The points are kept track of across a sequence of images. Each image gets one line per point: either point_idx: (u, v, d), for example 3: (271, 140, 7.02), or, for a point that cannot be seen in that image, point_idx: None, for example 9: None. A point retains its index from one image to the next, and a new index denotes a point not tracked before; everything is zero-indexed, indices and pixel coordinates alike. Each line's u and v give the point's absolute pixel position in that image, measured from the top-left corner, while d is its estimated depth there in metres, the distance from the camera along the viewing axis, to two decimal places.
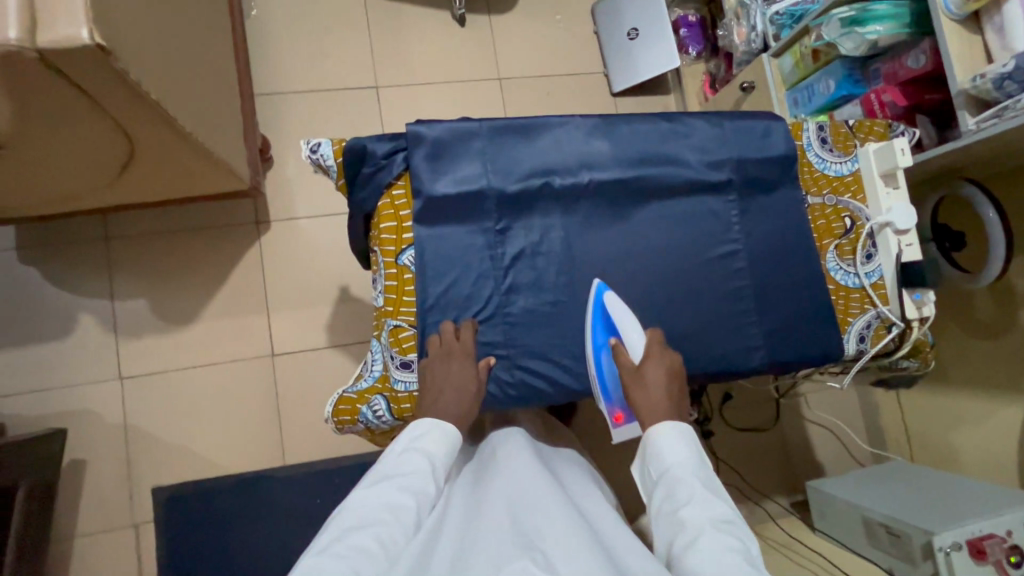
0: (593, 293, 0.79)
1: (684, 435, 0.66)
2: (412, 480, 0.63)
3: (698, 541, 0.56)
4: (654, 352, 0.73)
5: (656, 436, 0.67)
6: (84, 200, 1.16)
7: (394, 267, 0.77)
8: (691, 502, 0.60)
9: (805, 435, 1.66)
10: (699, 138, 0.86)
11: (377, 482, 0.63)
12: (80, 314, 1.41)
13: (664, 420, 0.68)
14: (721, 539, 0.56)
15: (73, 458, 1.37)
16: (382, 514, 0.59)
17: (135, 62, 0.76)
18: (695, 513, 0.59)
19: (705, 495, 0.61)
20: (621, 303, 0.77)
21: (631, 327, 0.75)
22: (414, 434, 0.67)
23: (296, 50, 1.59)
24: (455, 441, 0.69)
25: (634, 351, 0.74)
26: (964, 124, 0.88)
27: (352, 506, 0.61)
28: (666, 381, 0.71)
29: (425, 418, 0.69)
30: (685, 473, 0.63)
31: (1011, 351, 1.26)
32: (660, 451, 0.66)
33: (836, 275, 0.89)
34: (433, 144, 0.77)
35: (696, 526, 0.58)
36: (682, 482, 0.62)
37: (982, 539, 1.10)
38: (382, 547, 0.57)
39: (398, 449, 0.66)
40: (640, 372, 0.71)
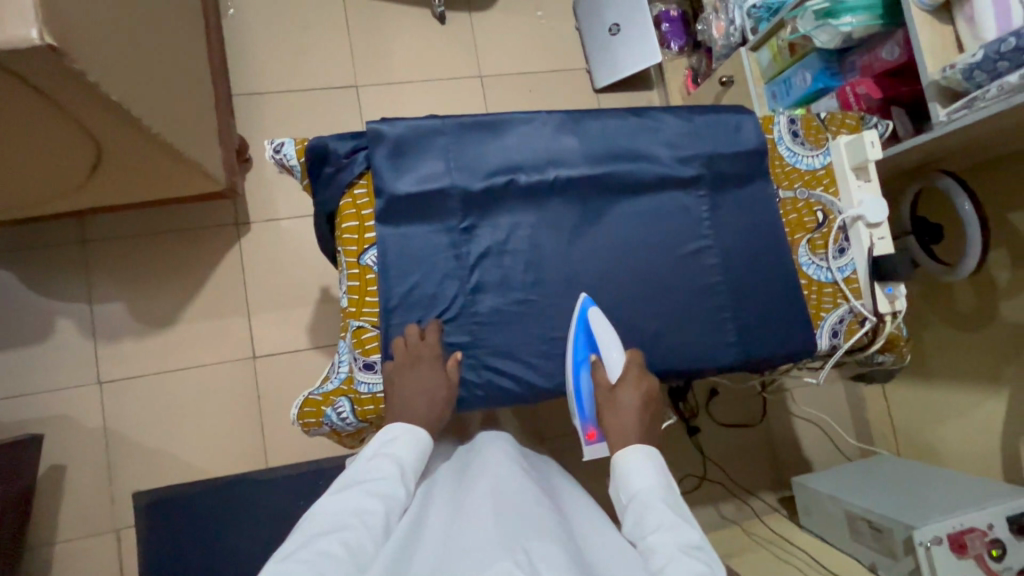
0: (580, 308, 0.78)
1: (652, 462, 0.67)
2: (379, 484, 0.63)
3: (666, 565, 0.55)
4: (631, 375, 0.74)
5: (624, 461, 0.68)
6: (56, 202, 1.14)
7: (356, 267, 0.77)
8: (660, 529, 0.59)
9: (792, 430, 1.66)
10: (669, 133, 0.85)
11: (343, 488, 0.62)
12: (59, 319, 1.40)
13: (632, 445, 0.69)
14: (689, 562, 0.55)
15: (53, 464, 1.36)
16: (348, 518, 0.58)
17: (92, 63, 0.75)
18: (663, 537, 0.58)
19: (673, 520, 0.60)
20: (605, 322, 0.77)
21: (611, 346, 0.75)
22: (384, 439, 0.68)
23: (274, 49, 1.58)
24: (426, 446, 0.70)
25: (613, 372, 0.75)
26: (935, 117, 0.88)
27: (317, 513, 0.59)
28: (641, 406, 0.72)
29: (395, 423, 0.70)
30: (653, 498, 0.63)
31: (994, 343, 1.25)
32: (628, 477, 0.67)
33: (808, 270, 0.88)
34: (395, 142, 0.76)
35: (665, 550, 0.57)
36: (650, 506, 0.62)
37: (964, 533, 1.09)
38: (348, 551, 0.55)
39: (368, 455, 0.66)
40: (616, 396, 0.73)
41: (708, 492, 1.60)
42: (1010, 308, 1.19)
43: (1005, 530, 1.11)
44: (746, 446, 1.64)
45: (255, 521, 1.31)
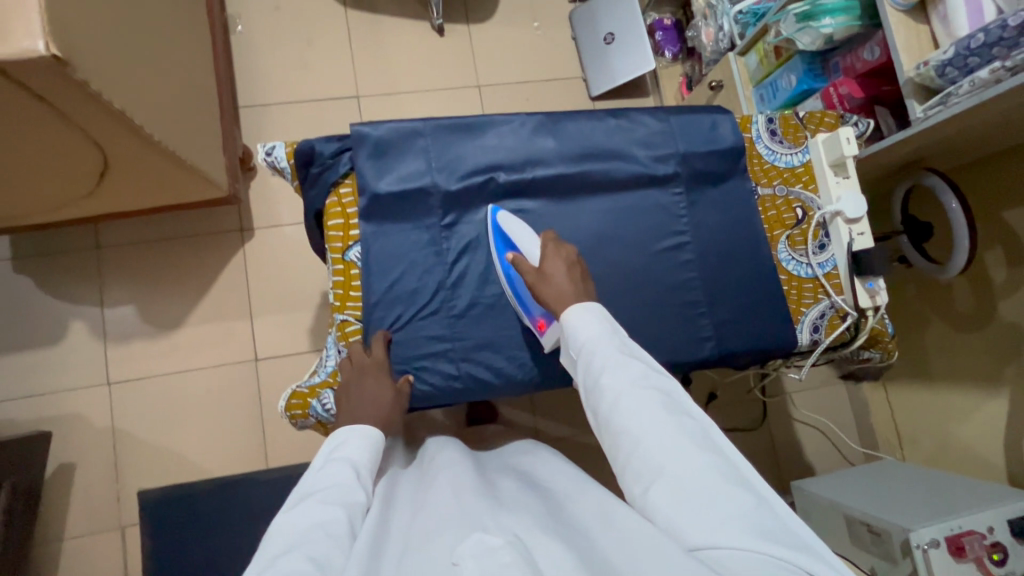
0: (490, 217, 0.80)
1: (594, 312, 0.67)
2: (335, 492, 0.60)
3: (620, 402, 0.58)
4: (550, 251, 0.74)
5: (568, 318, 0.67)
6: (70, 209, 1.20)
7: (341, 262, 0.80)
8: (610, 370, 0.61)
9: (792, 434, 1.64)
10: (645, 133, 0.87)
11: (298, 504, 0.58)
12: (72, 321, 1.46)
13: (571, 305, 0.69)
14: (640, 395, 0.58)
15: (63, 462, 1.40)
16: (311, 532, 0.54)
17: (96, 73, 0.80)
18: (613, 378, 0.60)
19: (621, 358, 0.62)
20: (516, 220, 0.79)
21: (526, 239, 0.77)
22: (332, 445, 0.67)
23: (279, 63, 1.64)
24: (379, 443, 0.70)
25: (533, 256, 0.75)
26: (913, 113, 0.89)
27: (273, 542, 0.54)
28: (568, 271, 0.72)
29: (341, 427, 0.70)
30: (600, 343, 0.64)
31: (992, 343, 1.23)
32: (575, 331, 0.66)
33: (787, 265, 0.89)
34: (377, 143, 0.79)
35: (617, 390, 0.59)
36: (598, 351, 0.63)
37: (962, 535, 1.07)
38: (318, 564, 0.50)
39: (318, 465, 0.64)
40: (543, 271, 0.72)
41: None
42: (1007, 307, 1.18)
43: (1006, 533, 1.08)
44: (744, 450, 1.62)
45: (254, 519, 1.34)
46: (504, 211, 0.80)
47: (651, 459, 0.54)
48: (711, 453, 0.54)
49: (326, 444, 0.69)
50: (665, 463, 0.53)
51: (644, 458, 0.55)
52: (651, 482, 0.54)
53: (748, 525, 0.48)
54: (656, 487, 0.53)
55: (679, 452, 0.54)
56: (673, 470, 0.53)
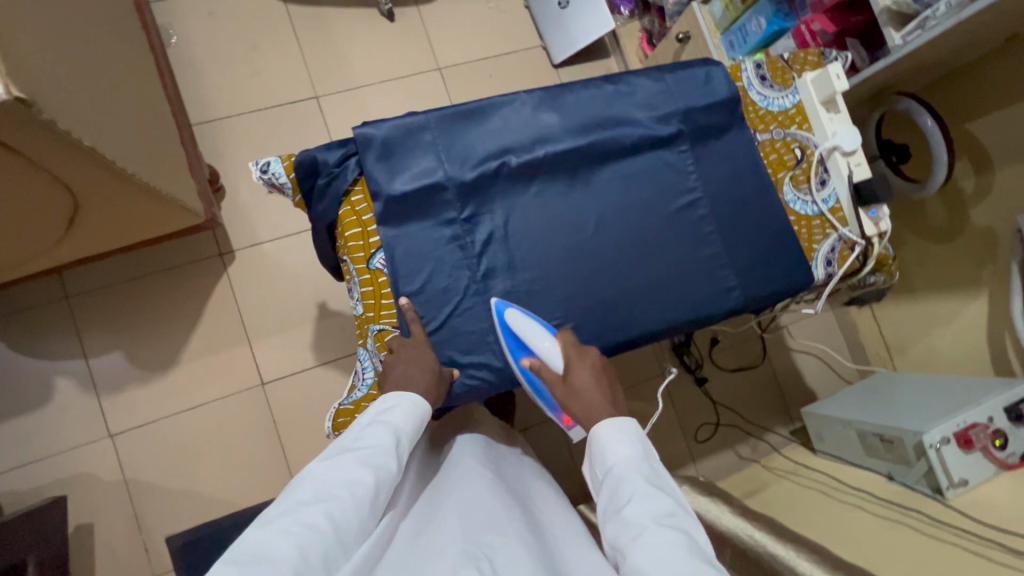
0: (496, 312, 0.77)
1: (627, 432, 0.64)
2: (371, 453, 0.61)
3: (641, 539, 0.52)
4: (573, 358, 0.73)
5: (600, 436, 0.65)
6: (36, 260, 1.11)
7: (367, 272, 0.78)
8: (635, 499, 0.56)
9: (792, 364, 1.72)
10: (644, 95, 0.87)
11: (335, 454, 0.61)
12: (57, 379, 1.37)
13: (604, 419, 0.66)
14: (662, 533, 0.52)
15: (79, 523, 1.34)
16: (337, 490, 0.57)
17: (60, 110, 0.73)
18: (638, 510, 0.55)
19: (648, 488, 0.57)
20: (526, 317, 0.75)
21: (542, 338, 0.74)
22: (380, 408, 0.67)
23: (227, 71, 1.54)
24: (424, 417, 0.70)
25: (556, 364, 0.73)
26: (890, 41, 0.92)
27: (305, 480, 0.58)
28: (595, 383, 0.71)
29: (394, 392, 0.69)
30: (629, 468, 0.60)
31: (968, 249, 1.32)
32: (604, 452, 0.63)
33: (795, 206, 0.91)
34: (383, 144, 0.76)
35: (639, 523, 0.54)
36: (626, 478, 0.59)
37: (969, 429, 1.16)
38: (334, 523, 0.54)
39: (365, 422, 0.65)
40: (569, 383, 0.71)
41: (723, 437, 1.65)
42: (978, 214, 1.26)
43: (1004, 420, 1.18)
44: (751, 388, 1.70)
45: None
46: (514, 306, 0.77)
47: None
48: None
49: (378, 402, 0.69)
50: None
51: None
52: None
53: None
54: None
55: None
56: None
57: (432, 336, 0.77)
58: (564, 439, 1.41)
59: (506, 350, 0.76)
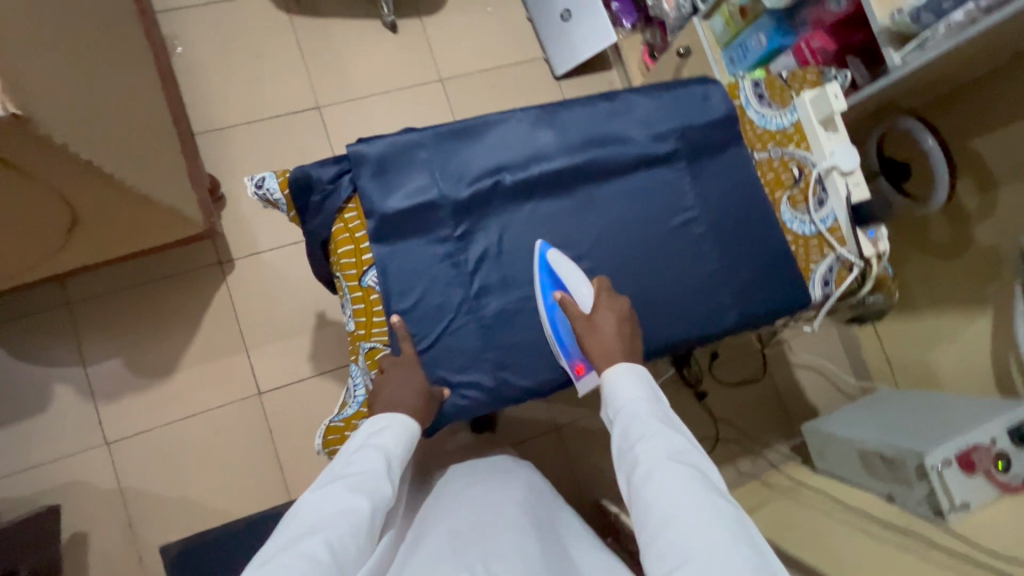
0: (538, 252, 0.80)
1: (636, 376, 0.68)
2: (364, 478, 0.61)
3: (654, 471, 0.57)
4: (602, 301, 0.75)
5: (611, 378, 0.69)
6: (35, 270, 1.11)
7: (359, 290, 0.78)
8: (646, 436, 0.61)
9: (793, 379, 1.71)
10: (641, 113, 0.87)
11: (326, 484, 0.60)
12: (55, 386, 1.38)
13: (619, 363, 0.70)
14: (674, 467, 0.57)
15: (74, 531, 1.34)
16: (333, 518, 0.56)
17: (59, 124, 0.74)
18: (649, 446, 0.59)
19: (660, 427, 0.61)
20: (565, 259, 0.78)
21: (577, 280, 0.77)
22: (370, 430, 0.67)
23: (230, 82, 1.56)
24: (414, 437, 0.70)
25: (584, 302, 0.76)
26: (890, 61, 0.91)
27: (298, 514, 0.57)
28: (616, 325, 0.73)
29: (382, 413, 0.69)
30: (640, 408, 0.64)
31: (973, 266, 1.30)
32: (616, 393, 0.67)
33: (792, 226, 0.92)
34: (378, 161, 0.76)
35: (651, 458, 0.58)
36: (637, 417, 0.63)
37: (970, 451, 1.14)
38: (333, 551, 0.54)
39: (354, 447, 0.65)
40: (592, 322, 0.73)
41: (723, 452, 1.64)
42: (983, 232, 1.24)
43: (1008, 442, 1.15)
44: (751, 402, 1.68)
45: None
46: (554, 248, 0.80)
47: (679, 536, 0.51)
48: (747, 546, 0.50)
49: (365, 426, 0.69)
50: (693, 544, 0.50)
51: (672, 535, 0.52)
52: (678, 564, 0.49)
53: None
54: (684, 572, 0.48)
55: (710, 533, 0.50)
56: (701, 552, 0.49)
57: (424, 355, 0.76)
58: (561, 454, 1.39)
59: (538, 282, 0.79)
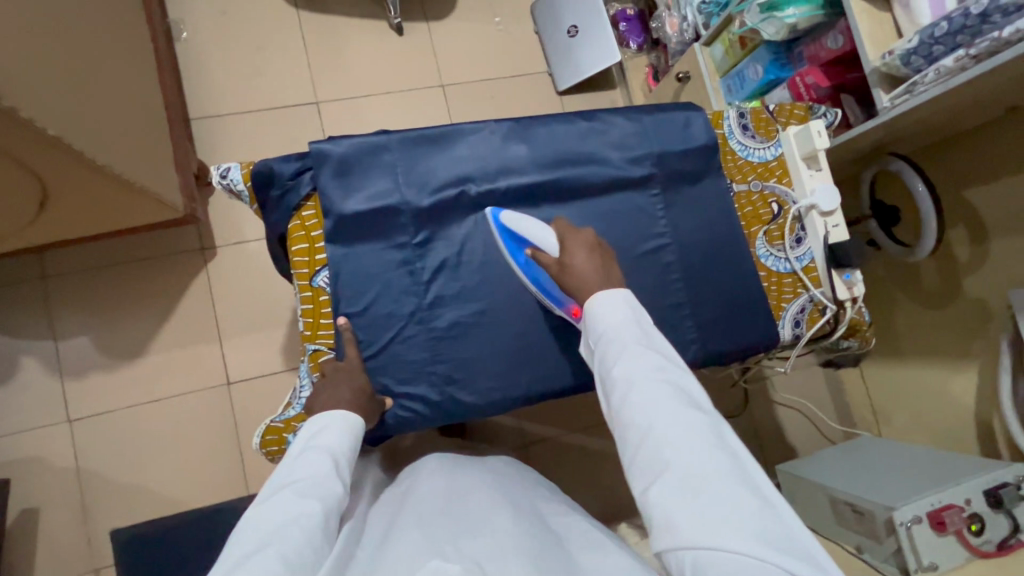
0: (491, 219, 0.77)
1: (616, 297, 0.63)
2: (311, 482, 0.58)
3: (634, 395, 0.57)
4: (569, 238, 0.69)
5: (592, 302, 0.64)
6: (6, 242, 1.11)
7: (309, 289, 0.76)
8: (626, 359, 0.59)
9: (773, 416, 1.66)
10: (618, 135, 0.86)
11: (271, 495, 0.56)
12: (24, 358, 1.37)
13: (598, 291, 0.65)
14: (655, 390, 0.57)
15: (26, 506, 1.32)
16: (284, 527, 0.52)
17: (24, 98, 0.73)
18: (630, 370, 0.58)
19: (641, 350, 0.60)
20: (521, 214, 0.75)
21: (539, 231, 0.73)
22: (309, 433, 0.63)
23: (231, 71, 1.56)
24: (359, 432, 0.67)
25: (552, 248, 0.70)
26: (879, 102, 0.89)
27: (244, 533, 0.52)
28: (590, 261, 0.67)
29: (320, 415, 0.65)
30: (620, 330, 0.61)
31: (959, 319, 1.26)
32: (595, 317, 0.63)
33: (766, 262, 0.89)
34: (340, 162, 0.75)
35: (632, 382, 0.58)
36: (617, 340, 0.61)
37: (942, 510, 1.09)
38: (291, 563, 0.50)
39: (296, 452, 0.61)
40: (564, 264, 0.68)
41: None
42: (972, 284, 1.20)
43: (982, 503, 1.11)
44: None
45: None
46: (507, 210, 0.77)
47: (660, 453, 0.53)
48: (724, 453, 0.53)
49: (303, 430, 0.65)
50: (674, 460, 0.53)
51: (653, 452, 0.54)
52: (660, 480, 0.53)
53: (749, 530, 0.48)
54: (665, 485, 0.52)
55: (690, 448, 0.53)
56: (680, 468, 0.52)
57: (369, 361, 0.75)
58: None
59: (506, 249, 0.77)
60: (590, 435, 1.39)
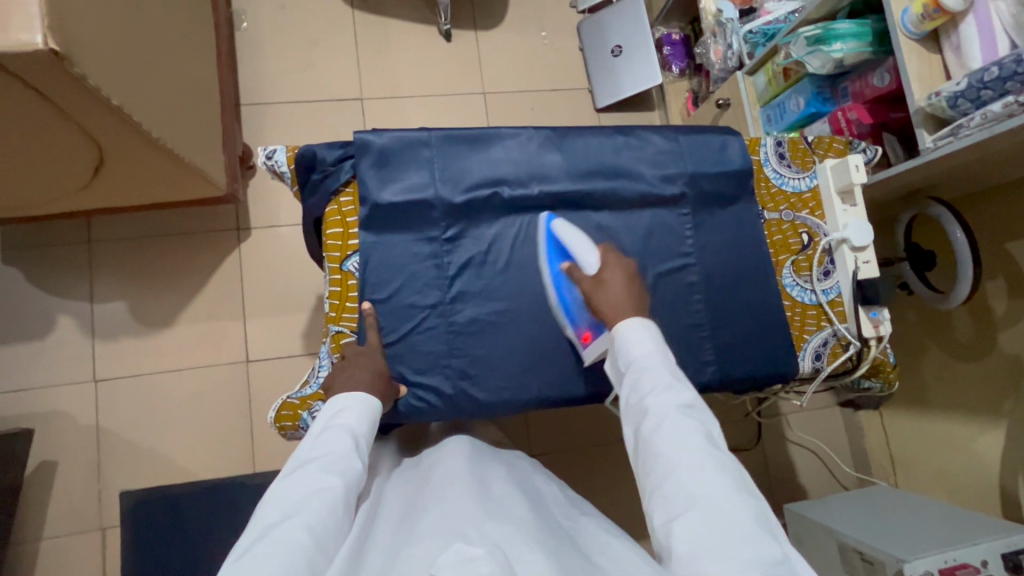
0: (543, 223, 0.80)
1: (651, 331, 0.65)
2: (333, 459, 0.59)
3: (663, 424, 0.57)
4: (609, 261, 0.72)
5: (624, 331, 0.67)
6: (61, 203, 1.17)
7: (338, 272, 0.78)
8: (657, 390, 0.60)
9: (786, 455, 1.63)
10: (653, 152, 0.87)
11: (295, 470, 0.58)
12: (60, 316, 1.43)
13: (631, 319, 0.67)
14: (683, 422, 0.57)
15: (45, 458, 1.37)
16: (308, 500, 0.54)
17: (95, 67, 0.78)
18: (660, 400, 0.59)
19: (671, 382, 0.61)
20: (572, 228, 0.77)
21: (584, 249, 0.75)
22: (332, 411, 0.65)
23: (283, 61, 1.63)
24: (377, 413, 0.68)
25: (588, 266, 0.73)
26: (923, 142, 0.88)
27: (269, 506, 0.54)
28: (626, 285, 0.70)
29: (342, 394, 0.67)
30: (652, 362, 0.63)
31: (990, 374, 1.22)
32: (627, 346, 0.66)
33: (792, 291, 0.88)
34: (381, 153, 0.77)
35: (661, 411, 0.59)
36: (649, 371, 0.62)
37: (956, 568, 1.05)
38: (314, 534, 0.51)
39: (318, 429, 0.63)
40: (599, 280, 0.71)
41: None
42: (1008, 339, 1.16)
43: (1000, 568, 1.07)
44: None
45: (236, 525, 1.30)
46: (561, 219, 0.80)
47: (685, 483, 0.53)
48: (748, 494, 0.53)
49: (326, 409, 0.66)
50: (700, 492, 0.52)
51: (678, 481, 0.54)
52: (683, 509, 0.52)
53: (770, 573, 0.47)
54: (690, 517, 0.51)
55: (716, 483, 0.53)
56: (705, 500, 0.52)
57: (389, 347, 0.76)
58: None
59: (548, 255, 0.79)
60: (597, 451, 1.37)
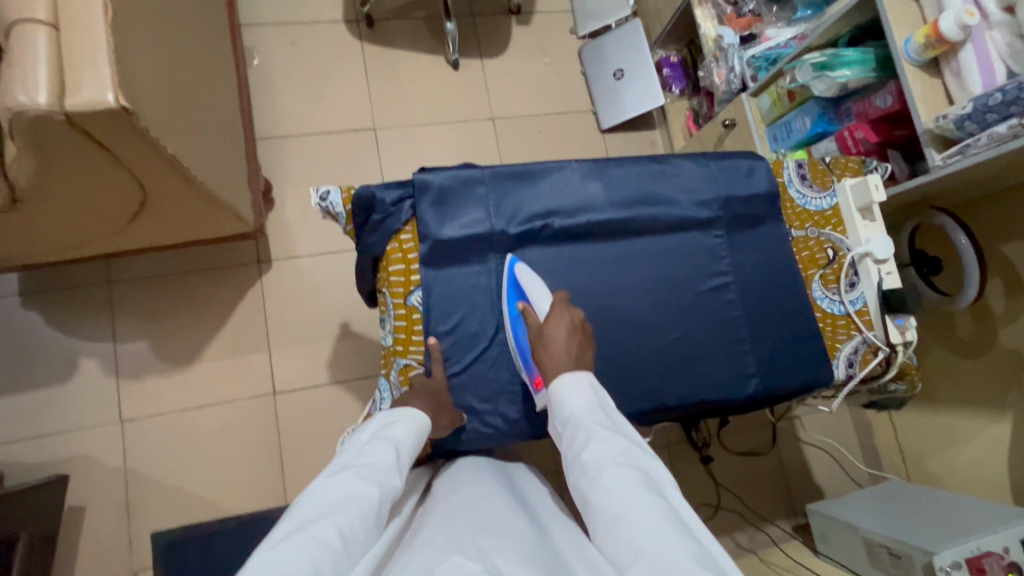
0: (507, 265, 0.83)
1: (582, 384, 0.68)
2: (374, 468, 0.62)
3: (600, 476, 0.58)
4: (557, 310, 0.75)
5: (558, 388, 0.69)
6: (89, 246, 1.17)
7: (402, 307, 0.82)
8: (592, 443, 0.61)
9: (801, 456, 1.68)
10: (688, 179, 0.92)
11: (336, 472, 0.60)
12: (83, 358, 1.42)
13: (567, 371, 0.70)
14: (619, 470, 0.58)
15: (73, 504, 1.35)
16: (344, 503, 0.56)
17: (153, 120, 0.81)
18: (595, 452, 0.60)
19: (604, 431, 0.62)
20: (530, 272, 0.81)
21: (539, 295, 0.79)
22: (382, 424, 0.69)
23: (297, 95, 1.66)
24: (425, 431, 0.71)
25: (540, 312, 0.77)
26: (932, 160, 0.95)
27: (306, 503, 0.56)
28: (568, 335, 0.73)
29: (397, 408, 0.71)
30: (585, 416, 0.65)
31: (995, 369, 1.29)
32: (564, 403, 0.67)
33: (822, 303, 0.94)
34: (439, 191, 0.82)
35: (597, 463, 0.59)
36: (582, 425, 0.64)
37: (981, 557, 1.10)
38: (344, 539, 0.53)
39: (365, 438, 0.66)
40: (545, 332, 0.73)
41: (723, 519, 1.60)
42: (1007, 334, 1.24)
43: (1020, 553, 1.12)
44: (758, 474, 1.65)
45: None
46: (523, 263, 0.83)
47: (625, 536, 0.52)
48: (690, 539, 0.51)
49: (374, 421, 0.70)
50: (640, 542, 0.50)
51: (620, 536, 0.52)
52: (628, 565, 0.50)
53: None
54: (631, 573, 0.49)
55: (654, 528, 0.51)
56: (646, 550, 0.50)
57: (454, 378, 0.81)
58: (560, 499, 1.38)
59: (505, 297, 0.81)
60: None
